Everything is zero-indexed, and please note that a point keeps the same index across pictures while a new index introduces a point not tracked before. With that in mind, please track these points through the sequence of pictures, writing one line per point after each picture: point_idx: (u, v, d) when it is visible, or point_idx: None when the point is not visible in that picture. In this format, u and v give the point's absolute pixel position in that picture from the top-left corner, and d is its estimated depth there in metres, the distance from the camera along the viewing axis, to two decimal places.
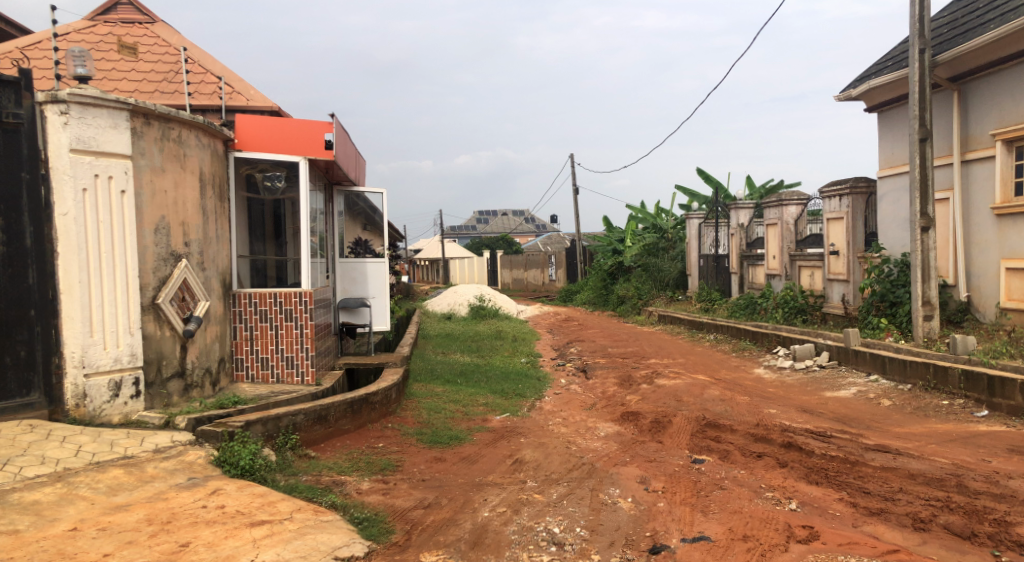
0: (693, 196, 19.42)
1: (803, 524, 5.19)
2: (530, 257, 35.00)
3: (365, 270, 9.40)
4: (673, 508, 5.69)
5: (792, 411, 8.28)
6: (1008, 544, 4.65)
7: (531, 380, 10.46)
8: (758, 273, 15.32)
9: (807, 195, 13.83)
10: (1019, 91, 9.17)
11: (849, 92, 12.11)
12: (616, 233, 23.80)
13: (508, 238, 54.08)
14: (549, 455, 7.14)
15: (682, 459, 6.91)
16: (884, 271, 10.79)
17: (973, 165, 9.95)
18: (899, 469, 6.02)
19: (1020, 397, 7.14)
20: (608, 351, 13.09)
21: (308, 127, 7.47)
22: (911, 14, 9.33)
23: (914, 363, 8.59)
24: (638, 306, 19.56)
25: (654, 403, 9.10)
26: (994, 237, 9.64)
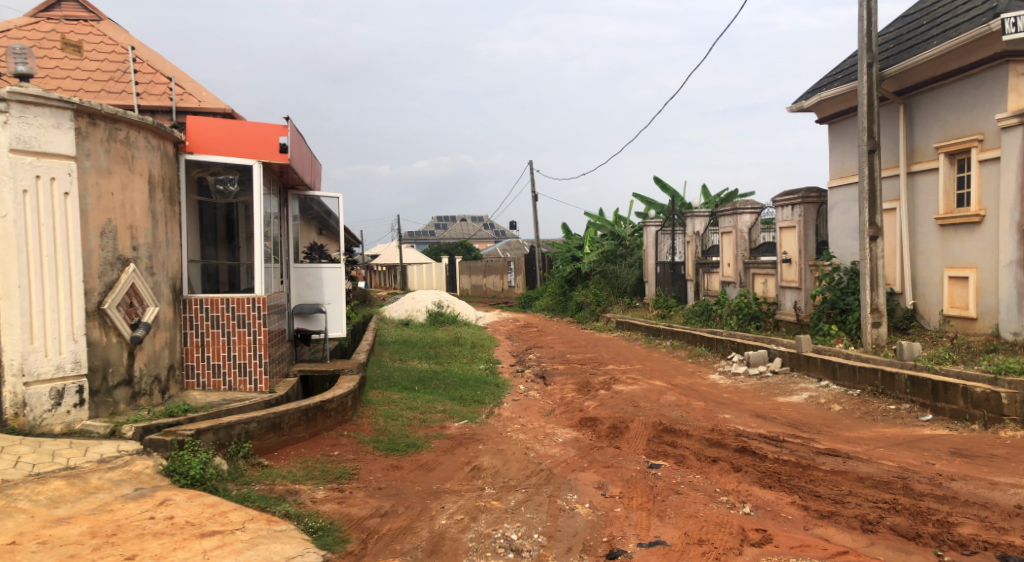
0: (650, 204, 19.64)
1: (756, 527, 5.27)
2: (489, 263, 35.02)
3: (321, 276, 9.29)
4: (629, 513, 5.73)
5: (745, 416, 8.42)
6: (951, 543, 4.79)
7: (489, 386, 10.45)
8: (713, 280, 15.56)
9: (760, 204, 14.12)
10: (961, 105, 9.49)
11: (800, 103, 12.42)
12: (574, 240, 23.95)
13: (467, 245, 54.05)
14: (507, 461, 7.14)
15: (639, 464, 6.97)
16: (834, 279, 11.05)
17: (919, 176, 10.29)
18: (849, 473, 6.16)
19: (961, 401, 7.36)
20: (566, 357, 13.15)
21: (262, 130, 7.44)
22: (859, 29, 9.61)
23: (863, 369, 8.81)
24: (596, 313, 19.74)
25: (612, 409, 9.17)
26: (938, 246, 9.96)
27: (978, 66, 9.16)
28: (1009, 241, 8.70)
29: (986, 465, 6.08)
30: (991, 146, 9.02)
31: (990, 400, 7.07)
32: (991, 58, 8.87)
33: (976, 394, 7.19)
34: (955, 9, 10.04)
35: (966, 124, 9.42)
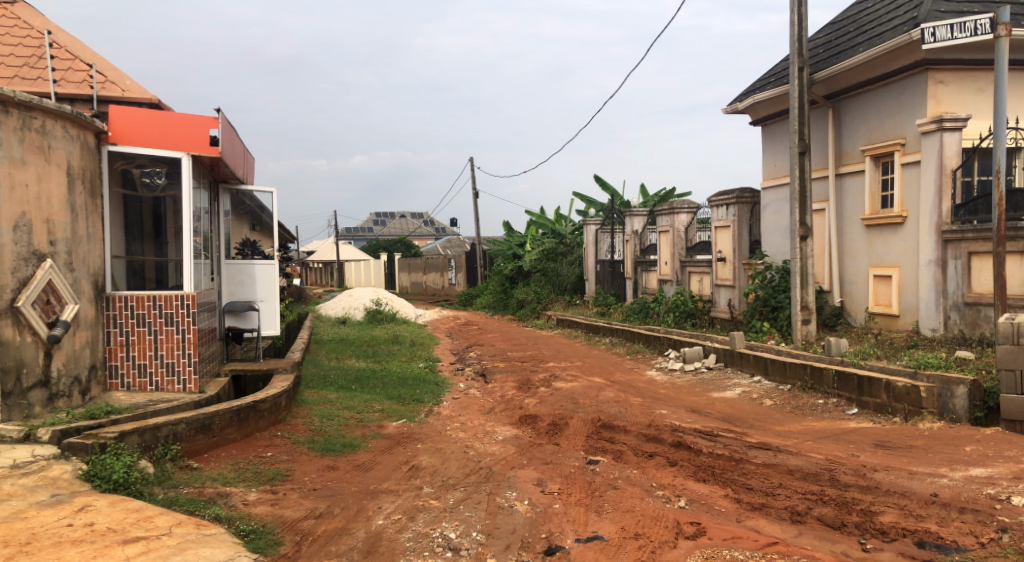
0: (590, 203, 19.83)
1: (690, 520, 5.37)
2: (429, 260, 34.82)
3: (253, 272, 9.06)
4: (568, 509, 5.76)
5: (682, 412, 8.57)
6: (873, 531, 4.97)
7: (429, 385, 10.37)
8: (651, 278, 15.82)
9: (697, 204, 14.41)
10: (884, 111, 9.88)
11: (736, 105, 12.72)
12: (516, 238, 23.96)
13: (407, 242, 53.61)
14: (446, 460, 7.09)
15: (578, 460, 7.03)
16: (766, 277, 11.37)
17: (846, 178, 10.71)
18: (779, 466, 6.34)
19: (884, 395, 7.64)
20: (506, 355, 13.17)
21: (190, 124, 7.14)
22: (790, 35, 9.86)
23: (793, 365, 9.08)
24: (537, 310, 19.84)
25: (552, 406, 9.22)
26: (864, 246, 10.36)
27: (899, 73, 9.55)
28: (928, 241, 9.06)
29: (906, 456, 6.33)
30: (912, 151, 9.41)
31: (910, 394, 7.36)
32: (912, 65, 9.24)
33: (898, 388, 7.47)
34: (880, 17, 10.41)
35: (889, 128, 9.81)
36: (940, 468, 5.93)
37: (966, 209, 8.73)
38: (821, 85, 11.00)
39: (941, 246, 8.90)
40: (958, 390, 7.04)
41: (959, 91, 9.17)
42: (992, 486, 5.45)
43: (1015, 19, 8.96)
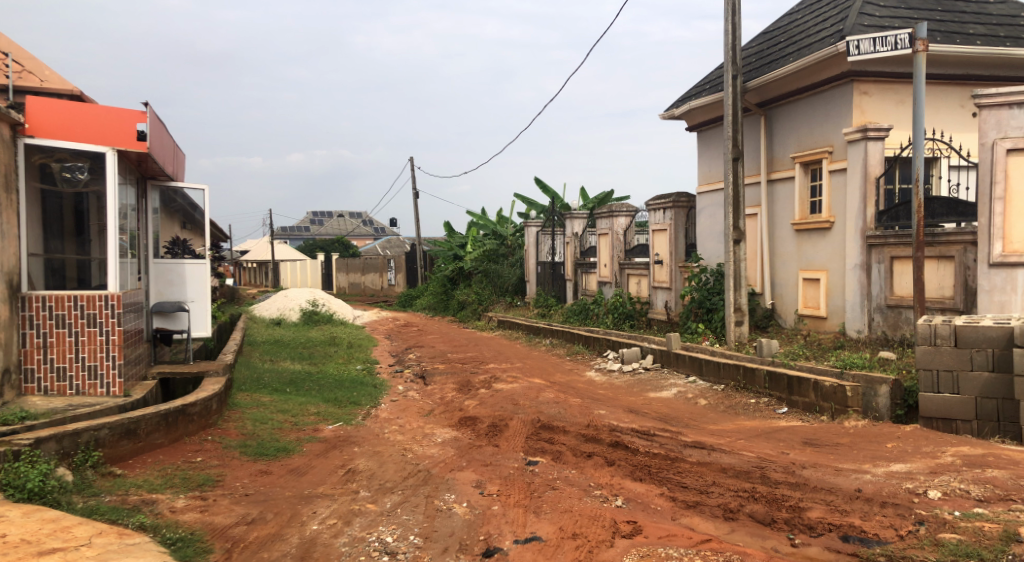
0: (532, 205, 19.92)
1: (627, 519, 5.44)
2: (368, 260, 34.39)
3: (184, 272, 8.80)
4: (506, 510, 5.76)
5: (619, 412, 8.68)
6: (801, 526, 5.12)
7: (366, 387, 10.23)
8: (591, 280, 16.01)
9: (635, 207, 14.64)
10: (813, 119, 10.23)
11: (672, 111, 12.99)
12: (456, 239, 23.85)
13: (345, 242, 52.92)
14: (383, 463, 7.00)
15: (517, 461, 7.04)
16: (701, 280, 11.64)
17: (777, 184, 11.06)
18: (713, 464, 6.49)
19: (812, 394, 7.90)
20: (446, 357, 13.10)
21: (115, 116, 6.94)
22: (724, 43, 10.11)
23: (727, 365, 9.30)
24: (478, 312, 19.83)
25: (491, 407, 9.21)
26: (794, 250, 10.71)
27: (827, 83, 9.89)
28: (854, 245, 9.38)
29: (833, 453, 6.55)
30: (840, 158, 9.74)
31: (837, 393, 7.62)
32: (839, 76, 9.59)
33: (825, 387, 7.73)
34: (809, 29, 10.78)
35: (818, 136, 10.16)
36: (864, 464, 6.15)
37: (890, 214, 9.02)
38: (754, 93, 11.38)
39: (866, 250, 9.24)
40: (880, 389, 7.30)
41: (882, 102, 9.57)
42: (911, 480, 5.69)
43: (932, 35, 9.37)
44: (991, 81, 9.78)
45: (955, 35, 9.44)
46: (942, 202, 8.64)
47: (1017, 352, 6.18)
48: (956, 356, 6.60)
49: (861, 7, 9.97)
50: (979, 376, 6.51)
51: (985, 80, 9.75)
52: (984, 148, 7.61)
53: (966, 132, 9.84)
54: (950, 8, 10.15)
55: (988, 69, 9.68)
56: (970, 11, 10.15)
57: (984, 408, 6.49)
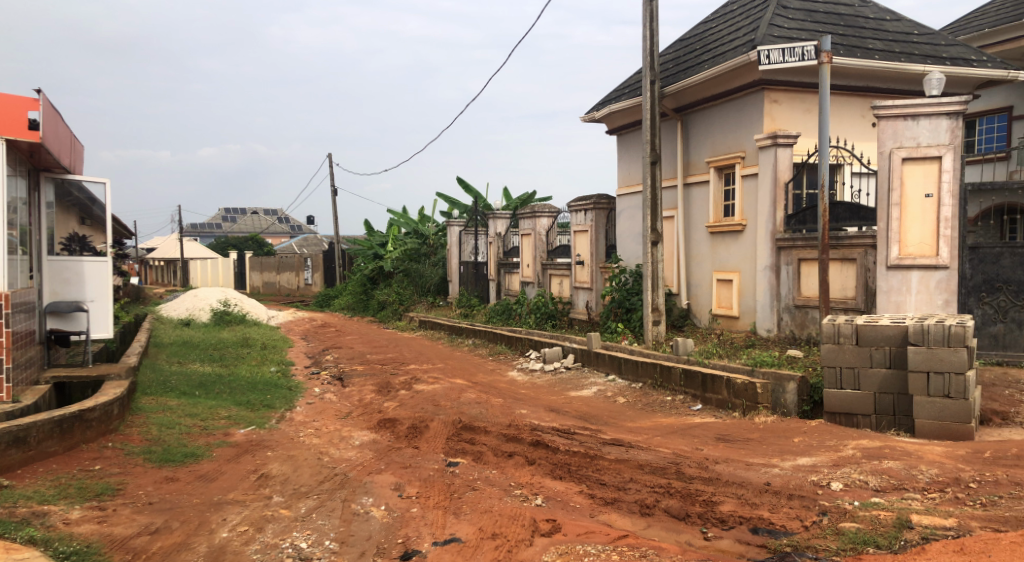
0: (454, 205, 19.84)
1: (546, 518, 5.46)
2: (284, 259, 33.51)
3: (81, 270, 8.41)
4: (425, 512, 5.70)
5: (540, 411, 8.72)
6: (713, 520, 5.25)
7: (281, 390, 9.94)
8: (513, 280, 16.07)
9: (557, 208, 14.77)
10: (727, 125, 10.57)
11: (593, 114, 13.16)
12: (376, 238, 23.49)
13: (260, 239, 51.46)
14: (298, 467, 6.81)
15: (437, 463, 6.98)
16: (621, 280, 11.85)
17: (693, 188, 11.38)
18: (630, 461, 6.59)
19: (724, 392, 8.14)
20: (365, 358, 12.88)
21: (6, 103, 6.53)
22: (642, 48, 10.31)
23: (645, 364, 9.49)
24: (399, 312, 19.52)
25: (412, 409, 9.11)
26: (708, 252, 11.04)
27: (740, 91, 10.23)
28: (764, 248, 9.74)
29: (744, 448, 6.76)
30: (752, 163, 10.09)
31: (747, 390, 7.87)
32: (750, 84, 9.93)
33: (737, 384, 7.98)
34: (723, 38, 11.12)
35: (731, 142, 10.49)
36: (772, 459, 6.38)
37: (797, 218, 9.39)
38: (671, 98, 11.65)
39: (775, 253, 9.61)
40: (788, 386, 7.56)
41: (790, 110, 9.97)
42: (815, 473, 5.93)
43: (835, 47, 9.80)
44: (888, 93, 10.33)
45: (856, 49, 9.90)
46: (845, 207, 9.05)
47: (911, 349, 6.51)
48: (857, 353, 6.90)
49: (771, 19, 10.36)
50: (878, 372, 6.83)
51: (883, 93, 10.31)
52: (882, 156, 8.02)
53: (867, 141, 10.35)
54: (851, 23, 10.65)
55: (886, 81, 10.22)
56: (869, 27, 10.68)
57: (882, 403, 6.83)
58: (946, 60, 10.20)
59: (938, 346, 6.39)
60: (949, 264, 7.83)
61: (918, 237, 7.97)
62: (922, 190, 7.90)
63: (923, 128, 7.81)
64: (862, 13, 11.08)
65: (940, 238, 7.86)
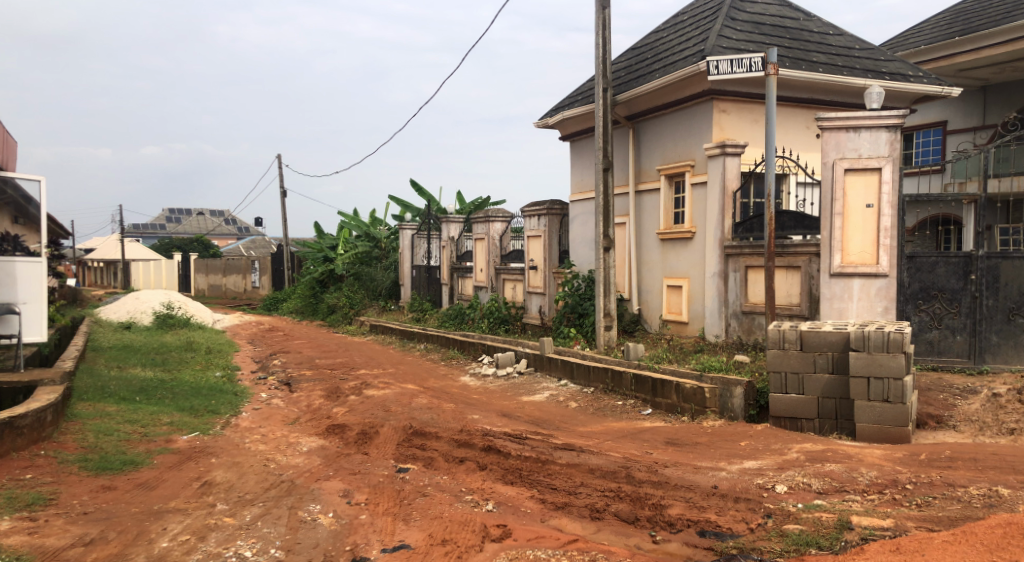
0: (407, 208, 19.74)
1: (497, 523, 5.43)
2: (231, 262, 32.80)
3: (13, 271, 8.07)
4: (374, 519, 5.62)
5: (493, 416, 8.70)
6: (662, 523, 5.31)
7: (227, 395, 9.71)
8: (466, 285, 16.04)
9: (510, 213, 14.79)
10: (678, 134, 10.74)
11: (546, 120, 13.24)
12: (326, 240, 23.22)
13: (205, 241, 50.22)
14: (243, 475, 6.65)
15: (387, 469, 6.90)
16: (573, 285, 11.93)
17: (644, 195, 11.53)
18: (581, 465, 6.61)
19: (674, 396, 8.25)
20: (314, 363, 12.67)
21: None
22: (595, 56, 10.41)
23: (596, 369, 9.55)
24: (349, 316, 19.22)
25: (361, 414, 8.98)
26: (659, 258, 11.20)
27: (690, 101, 10.40)
28: (713, 255, 9.92)
29: (692, 452, 6.85)
30: (701, 171, 10.27)
31: (696, 394, 7.98)
32: (700, 94, 10.11)
33: (686, 389, 8.09)
34: (673, 47, 11.30)
35: (681, 150, 10.67)
36: (720, 462, 6.48)
37: (745, 226, 9.59)
38: (623, 106, 11.80)
39: (723, 259, 9.79)
40: (735, 390, 7.67)
41: (738, 120, 10.18)
42: (761, 476, 6.04)
43: (781, 60, 10.05)
44: (831, 106, 10.64)
45: (801, 62, 10.17)
46: (790, 216, 9.28)
47: (852, 354, 6.69)
48: (801, 358, 7.06)
49: (720, 30, 10.57)
50: (821, 377, 7.00)
51: (827, 105, 10.61)
52: (826, 167, 8.24)
53: (811, 152, 10.64)
54: (796, 37, 10.95)
55: (829, 94, 10.52)
56: (813, 41, 10.99)
57: (825, 407, 7.00)
58: (885, 75, 10.57)
59: (878, 351, 6.58)
60: (887, 272, 8.09)
61: (859, 246, 8.22)
62: (863, 201, 8.15)
63: (864, 140, 8.06)
64: (807, 26, 11.40)
65: (880, 247, 8.11)
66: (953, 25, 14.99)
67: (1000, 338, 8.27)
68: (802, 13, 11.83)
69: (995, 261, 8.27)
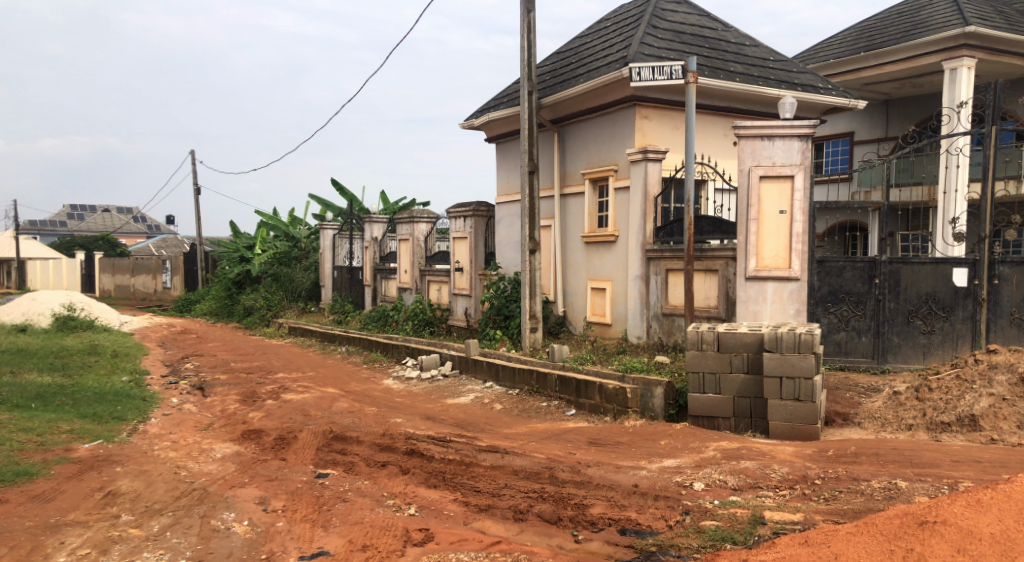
0: (327, 207, 19.35)
1: (419, 527, 5.34)
2: (140, 261, 31.35)
3: None
4: (292, 526, 5.44)
5: (416, 419, 8.60)
6: (584, 523, 5.34)
7: (134, 400, 9.24)
8: (390, 286, 15.83)
9: (436, 214, 14.63)
10: (601, 138, 10.90)
11: (472, 121, 13.21)
12: (243, 239, 22.51)
13: (111, 239, 47.80)
14: (151, 483, 6.33)
15: (306, 475, 6.70)
16: (499, 288, 11.94)
17: (569, 198, 11.65)
18: (505, 467, 6.60)
19: (597, 397, 8.34)
20: (229, 367, 12.21)
21: None
22: (521, 59, 10.44)
23: (522, 371, 9.56)
24: (267, 318, 18.61)
25: (279, 419, 8.71)
26: (583, 261, 11.33)
27: (613, 106, 10.57)
28: (635, 258, 10.09)
29: (614, 452, 6.94)
30: (624, 176, 10.44)
31: (618, 395, 8.09)
32: (623, 100, 10.29)
33: (608, 390, 8.19)
34: (598, 53, 11.46)
35: (605, 154, 10.83)
36: (640, 461, 6.59)
37: (666, 230, 9.81)
38: (548, 109, 11.90)
39: (645, 262, 9.98)
40: (656, 390, 7.79)
41: (660, 126, 10.41)
42: (680, 474, 6.17)
43: (700, 69, 10.34)
44: (747, 114, 11.01)
45: (719, 71, 10.49)
46: (709, 221, 9.54)
47: (766, 355, 6.91)
48: (718, 359, 7.25)
49: (642, 38, 10.79)
50: (737, 377, 7.20)
51: (743, 113, 10.97)
52: (742, 173, 8.51)
53: (728, 159, 10.98)
54: (715, 46, 11.29)
55: (745, 103, 10.89)
56: (731, 51, 11.36)
57: (740, 406, 7.22)
58: (797, 86, 11.01)
59: (790, 352, 6.82)
60: (799, 276, 8.41)
61: (773, 251, 8.52)
62: (777, 207, 8.45)
63: (778, 148, 8.36)
64: (725, 37, 11.78)
65: (792, 252, 8.43)
66: (859, 40, 15.79)
67: (901, 339, 8.74)
68: (720, 24, 12.21)
69: (896, 266, 8.73)
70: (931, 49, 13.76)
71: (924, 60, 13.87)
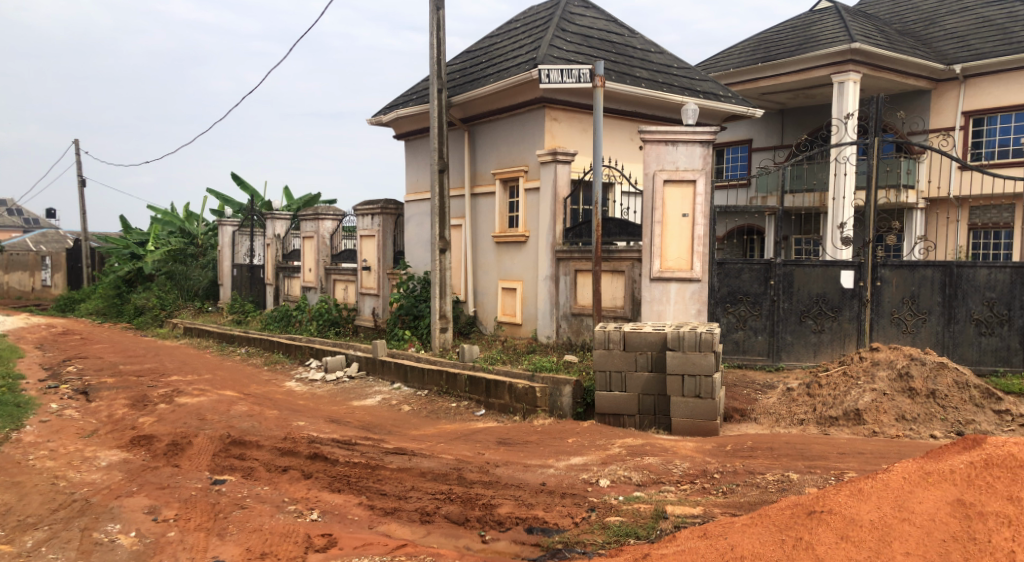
0: (227, 202, 18.60)
1: (321, 532, 5.16)
2: (15, 256, 29.15)
3: None
4: (184, 536, 5.15)
5: (319, 422, 8.33)
6: (491, 523, 5.30)
7: (7, 407, 8.55)
8: (294, 285, 15.35)
9: (342, 212, 14.27)
10: (512, 138, 10.92)
11: (380, 117, 12.98)
12: (134, 235, 21.32)
13: None
14: (25, 496, 5.86)
15: (200, 481, 6.36)
16: (409, 287, 11.78)
17: (480, 199, 11.62)
18: (412, 469, 6.48)
19: (506, 396, 8.34)
20: (117, 369, 11.49)
21: None
22: (429, 56, 10.32)
23: (431, 371, 9.43)
24: (160, 318, 17.64)
25: (172, 424, 8.26)
26: (494, 261, 11.32)
27: (523, 107, 10.62)
28: (545, 258, 10.16)
29: (522, 451, 6.94)
30: (534, 177, 10.49)
31: (528, 394, 8.10)
32: (532, 101, 10.35)
33: (518, 389, 8.20)
34: (507, 53, 11.48)
35: (515, 155, 10.86)
36: (548, 459, 6.61)
37: (575, 232, 9.93)
38: (458, 109, 11.83)
39: (555, 263, 10.07)
40: (564, 389, 7.86)
41: (568, 128, 10.54)
42: (586, 471, 6.23)
43: (608, 73, 10.53)
44: (652, 119, 11.30)
45: (626, 76, 10.72)
46: (615, 223, 9.73)
47: (669, 353, 7.09)
48: (624, 358, 7.38)
49: (551, 40, 10.89)
50: (641, 375, 7.35)
51: (648, 118, 11.25)
52: (648, 177, 8.71)
53: (634, 162, 11.24)
54: (621, 51, 11.54)
55: (650, 108, 11.17)
56: (637, 57, 11.65)
57: (644, 404, 7.37)
58: (699, 93, 11.39)
59: (691, 350, 7.01)
60: (701, 277, 8.68)
61: (676, 253, 8.76)
62: (680, 210, 8.69)
63: (681, 153, 8.60)
64: (631, 42, 12.06)
65: (694, 254, 8.69)
66: (756, 51, 16.53)
67: (794, 337, 9.16)
68: (627, 29, 12.49)
69: (790, 268, 9.15)
70: (822, 63, 14.55)
71: (815, 72, 14.67)
